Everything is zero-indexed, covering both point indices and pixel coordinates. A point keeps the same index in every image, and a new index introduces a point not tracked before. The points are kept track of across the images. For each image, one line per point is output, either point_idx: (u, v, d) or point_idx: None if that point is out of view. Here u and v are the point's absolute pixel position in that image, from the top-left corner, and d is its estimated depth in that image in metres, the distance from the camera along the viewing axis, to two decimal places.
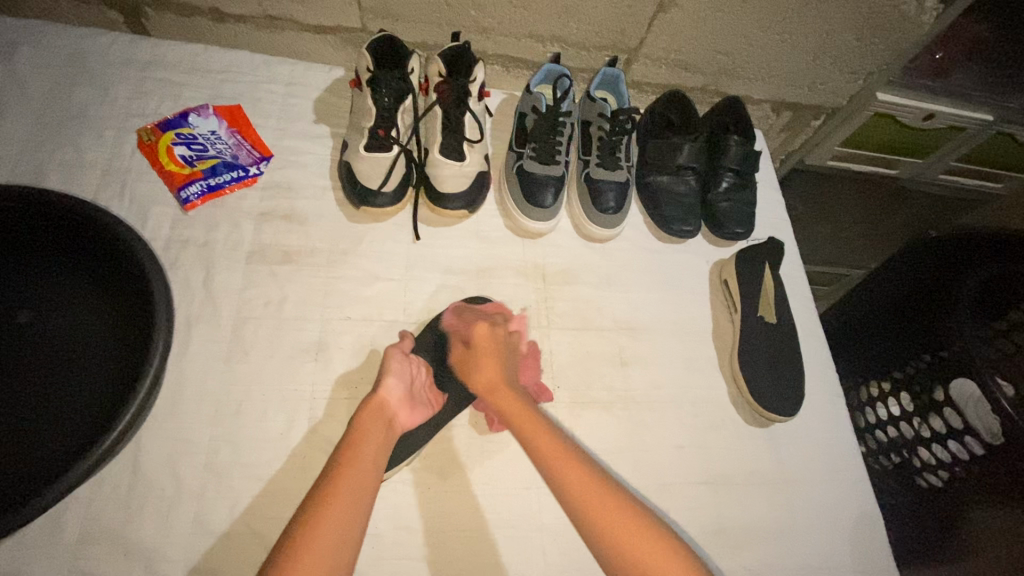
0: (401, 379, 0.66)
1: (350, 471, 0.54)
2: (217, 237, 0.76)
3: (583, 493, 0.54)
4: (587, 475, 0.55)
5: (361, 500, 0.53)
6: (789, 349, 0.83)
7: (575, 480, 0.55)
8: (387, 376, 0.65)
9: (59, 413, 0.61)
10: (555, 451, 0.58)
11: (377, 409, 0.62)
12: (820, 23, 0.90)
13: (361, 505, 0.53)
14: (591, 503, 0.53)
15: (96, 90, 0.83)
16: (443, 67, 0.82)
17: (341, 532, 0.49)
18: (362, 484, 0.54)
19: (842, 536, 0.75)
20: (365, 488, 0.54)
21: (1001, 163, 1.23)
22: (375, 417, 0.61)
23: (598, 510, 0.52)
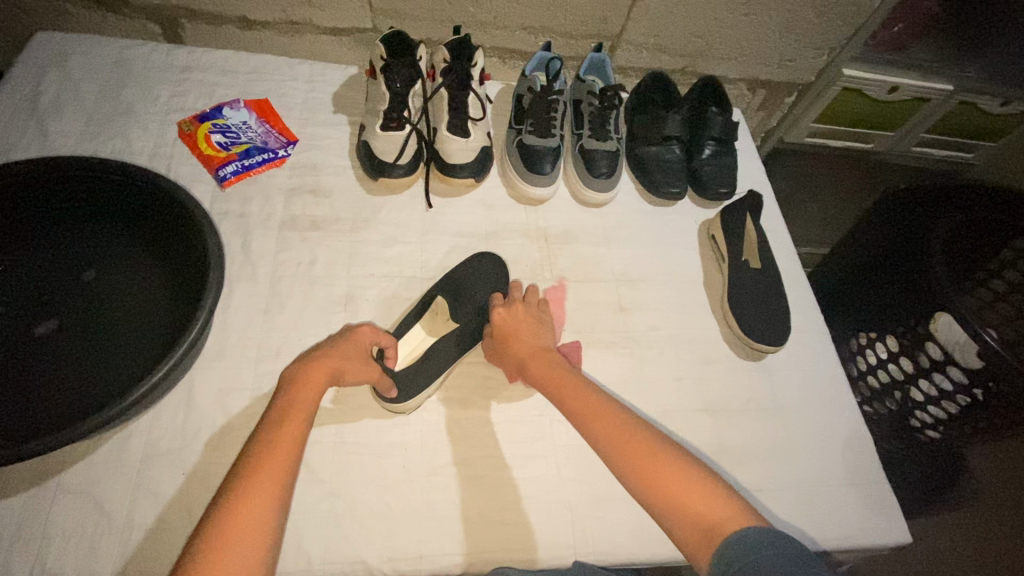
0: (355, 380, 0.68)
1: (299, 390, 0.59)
2: (252, 209, 0.85)
3: (621, 435, 0.58)
4: (621, 421, 0.60)
5: (296, 447, 0.54)
6: (774, 290, 0.90)
7: (607, 415, 0.61)
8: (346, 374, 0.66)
9: (119, 353, 0.68)
10: (581, 395, 0.64)
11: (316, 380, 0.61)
12: (780, 3, 1.00)
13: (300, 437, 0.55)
14: (617, 435, 0.59)
15: (140, 89, 0.94)
16: (447, 54, 0.92)
17: (279, 481, 0.50)
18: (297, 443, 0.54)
19: (836, 453, 0.81)
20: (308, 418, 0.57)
21: (969, 132, 1.31)
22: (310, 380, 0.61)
23: (618, 437, 0.58)
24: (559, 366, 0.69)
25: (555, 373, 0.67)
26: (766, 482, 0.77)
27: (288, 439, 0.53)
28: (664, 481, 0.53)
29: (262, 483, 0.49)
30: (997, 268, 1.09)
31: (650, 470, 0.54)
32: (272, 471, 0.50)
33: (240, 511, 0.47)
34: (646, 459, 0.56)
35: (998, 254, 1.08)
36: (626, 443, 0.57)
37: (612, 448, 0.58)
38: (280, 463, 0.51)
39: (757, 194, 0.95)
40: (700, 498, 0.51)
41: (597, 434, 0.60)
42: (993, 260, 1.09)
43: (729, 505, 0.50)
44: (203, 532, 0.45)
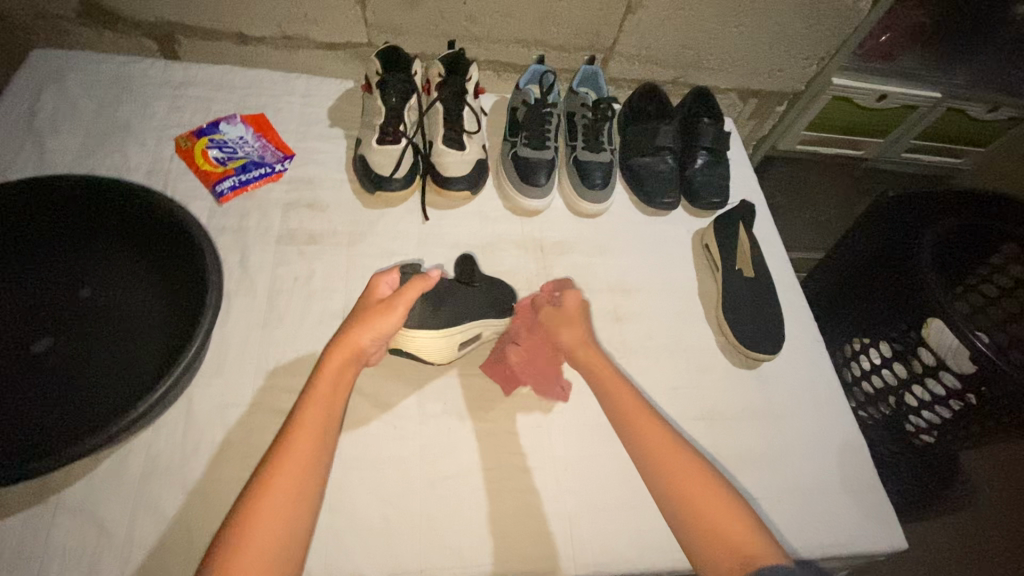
0: (381, 336, 0.67)
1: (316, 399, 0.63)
2: (249, 223, 0.86)
3: (669, 455, 0.63)
4: (669, 441, 0.64)
5: (308, 464, 0.58)
6: (768, 298, 0.92)
7: (659, 433, 0.65)
8: (365, 330, 0.66)
9: (117, 370, 0.68)
10: (636, 406, 0.68)
11: (337, 365, 0.65)
12: (769, 15, 1.02)
13: (313, 454, 0.59)
14: (664, 454, 0.63)
15: (137, 105, 0.95)
16: (442, 68, 0.93)
17: (294, 483, 0.56)
18: (316, 445, 0.59)
19: (831, 460, 0.82)
20: (325, 433, 0.61)
21: (957, 138, 1.33)
22: (335, 368, 0.65)
23: (665, 457, 0.63)
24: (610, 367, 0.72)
25: (613, 378, 0.71)
26: (764, 491, 0.78)
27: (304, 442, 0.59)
28: (704, 509, 0.58)
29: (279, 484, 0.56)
30: (988, 273, 1.11)
31: (694, 497, 0.59)
32: (290, 471, 0.57)
33: (259, 509, 0.54)
34: (675, 471, 0.62)
35: (990, 259, 1.10)
36: (673, 464, 0.62)
37: (657, 465, 0.63)
38: (287, 487, 0.56)
39: (749, 203, 0.97)
40: (734, 529, 0.56)
41: (644, 446, 0.65)
42: (984, 265, 1.11)
43: (759, 540, 0.55)
44: (221, 539, 0.52)
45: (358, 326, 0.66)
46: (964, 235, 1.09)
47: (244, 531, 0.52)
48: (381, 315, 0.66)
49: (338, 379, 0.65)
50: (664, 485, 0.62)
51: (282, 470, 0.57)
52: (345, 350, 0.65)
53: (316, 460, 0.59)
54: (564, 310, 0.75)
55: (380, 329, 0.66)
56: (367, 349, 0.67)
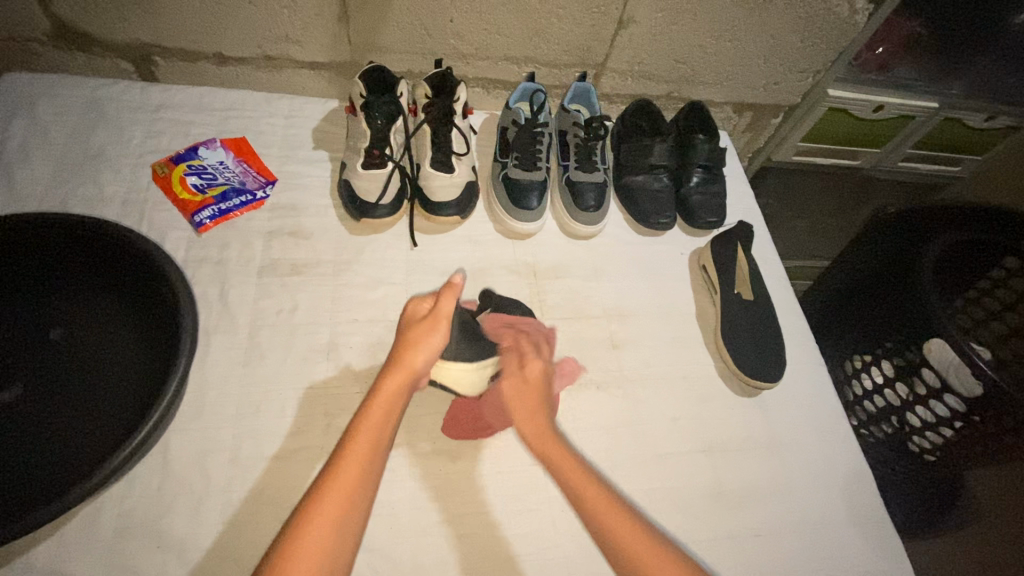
0: (433, 352, 0.67)
1: (356, 443, 0.57)
2: (230, 254, 0.83)
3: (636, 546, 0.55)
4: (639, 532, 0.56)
5: (345, 518, 0.52)
6: (768, 322, 0.89)
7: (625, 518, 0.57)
8: (416, 348, 0.66)
9: (90, 418, 0.66)
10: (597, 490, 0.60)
11: (391, 387, 0.63)
12: (764, 29, 0.99)
13: (350, 506, 0.53)
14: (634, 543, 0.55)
15: (112, 131, 0.91)
16: (429, 89, 0.90)
17: (340, 516, 0.52)
18: (366, 475, 0.56)
19: (836, 492, 0.79)
20: (365, 480, 0.56)
21: (955, 147, 1.31)
22: (388, 393, 0.63)
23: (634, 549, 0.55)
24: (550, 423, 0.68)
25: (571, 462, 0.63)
26: (767, 527, 0.75)
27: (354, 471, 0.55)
28: None
29: (325, 514, 0.52)
30: (989, 286, 1.08)
31: None
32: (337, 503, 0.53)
33: (307, 537, 0.50)
34: (608, 519, 0.57)
35: (990, 272, 1.06)
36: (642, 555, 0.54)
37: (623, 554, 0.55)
38: (317, 548, 0.50)
39: (747, 223, 0.95)
40: None
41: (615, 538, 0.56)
42: (984, 278, 1.08)
43: None
44: None
45: (409, 344, 0.66)
46: (967, 250, 1.05)
47: (284, 572, 0.48)
48: (430, 329, 0.68)
49: (384, 419, 0.60)
50: (599, 528, 0.57)
51: (329, 499, 0.53)
52: (401, 371, 0.65)
53: (364, 492, 0.55)
54: (529, 381, 0.71)
55: (430, 343, 0.67)
56: (421, 369, 0.66)
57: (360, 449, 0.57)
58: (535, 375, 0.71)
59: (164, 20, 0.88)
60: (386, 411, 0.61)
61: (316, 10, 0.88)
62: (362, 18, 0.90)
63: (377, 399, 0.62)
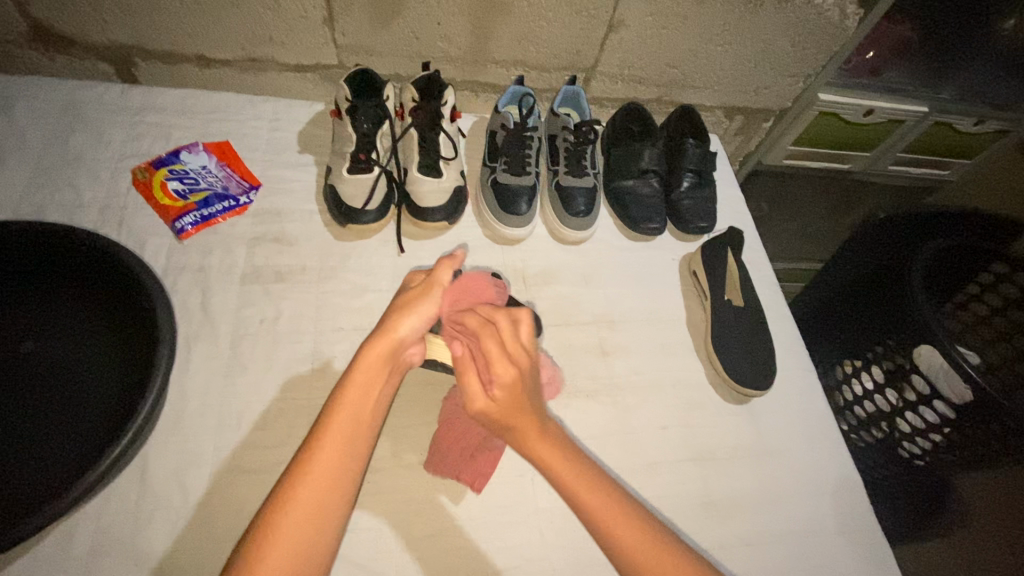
0: (422, 319, 0.66)
1: (343, 410, 0.57)
2: (212, 261, 0.81)
3: (615, 518, 0.56)
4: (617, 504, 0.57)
5: (331, 482, 0.52)
6: (757, 328, 0.89)
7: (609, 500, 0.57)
8: (404, 313, 0.65)
9: (65, 431, 0.64)
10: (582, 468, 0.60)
11: (378, 353, 0.62)
12: (755, 33, 0.99)
13: (336, 472, 0.53)
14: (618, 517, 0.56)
15: (92, 134, 0.89)
16: (417, 93, 0.89)
17: (323, 492, 0.51)
18: (350, 447, 0.55)
19: (827, 501, 0.79)
20: (350, 447, 0.55)
21: (945, 151, 1.30)
22: (374, 360, 0.61)
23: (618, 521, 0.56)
24: (534, 413, 0.61)
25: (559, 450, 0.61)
26: (757, 537, 0.75)
27: (337, 440, 0.55)
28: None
29: (307, 491, 0.51)
30: (978, 291, 1.06)
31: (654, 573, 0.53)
32: (321, 474, 0.52)
33: (292, 504, 0.50)
34: (597, 503, 0.57)
35: (979, 277, 1.05)
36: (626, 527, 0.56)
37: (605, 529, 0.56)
38: (302, 513, 0.50)
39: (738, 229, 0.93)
40: None
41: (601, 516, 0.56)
42: (974, 282, 1.06)
43: None
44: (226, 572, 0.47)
45: (398, 311, 0.65)
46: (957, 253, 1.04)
47: (268, 539, 0.48)
48: (421, 296, 0.66)
49: (369, 383, 0.60)
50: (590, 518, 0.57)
51: (313, 474, 0.52)
52: (386, 338, 0.63)
53: (347, 470, 0.54)
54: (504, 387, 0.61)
55: (421, 310, 0.66)
56: (408, 334, 0.65)
57: (345, 416, 0.56)
58: (509, 377, 0.61)
59: (144, 21, 0.86)
60: (372, 379, 0.60)
61: (300, 12, 0.86)
62: (347, 20, 0.88)
63: (363, 366, 0.60)
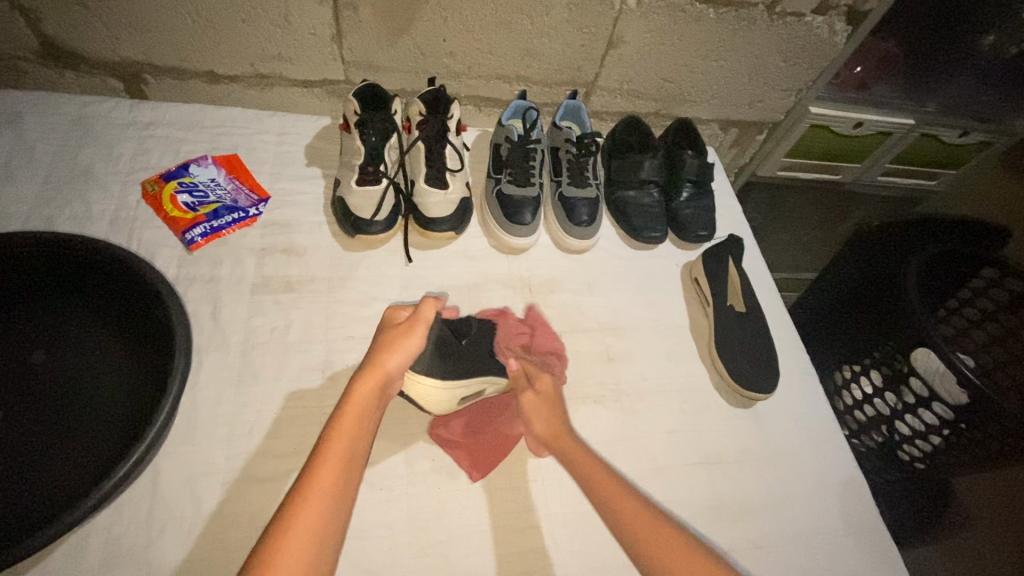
0: (409, 356, 0.66)
1: (341, 438, 0.57)
2: (222, 272, 0.82)
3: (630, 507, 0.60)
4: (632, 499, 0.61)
5: (330, 508, 0.52)
6: (760, 334, 0.91)
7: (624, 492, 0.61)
8: (391, 353, 0.65)
9: (77, 441, 0.64)
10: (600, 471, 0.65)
11: (368, 390, 0.62)
12: (747, 49, 1.02)
13: (335, 498, 0.53)
14: (631, 510, 0.59)
15: (102, 148, 0.90)
16: (423, 106, 0.90)
17: (323, 519, 0.51)
18: (344, 483, 0.54)
19: (834, 501, 0.80)
20: (347, 475, 0.55)
21: (932, 162, 1.35)
22: (361, 397, 0.61)
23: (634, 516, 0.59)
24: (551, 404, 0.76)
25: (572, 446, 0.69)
26: (767, 539, 0.75)
27: (331, 475, 0.54)
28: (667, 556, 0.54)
29: (307, 516, 0.51)
30: (968, 297, 1.09)
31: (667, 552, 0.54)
32: (314, 510, 0.51)
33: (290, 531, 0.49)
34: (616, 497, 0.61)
35: (970, 283, 1.08)
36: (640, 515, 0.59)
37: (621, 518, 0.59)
38: (303, 540, 0.49)
39: (738, 237, 0.96)
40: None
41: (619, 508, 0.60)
42: (964, 289, 1.09)
43: None
44: None
45: (387, 351, 0.65)
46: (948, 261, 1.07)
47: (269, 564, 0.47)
48: (407, 333, 0.66)
49: (361, 417, 0.60)
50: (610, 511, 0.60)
51: (313, 500, 0.52)
52: (375, 373, 0.63)
53: (343, 498, 0.54)
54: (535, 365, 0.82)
55: (406, 348, 0.66)
56: (394, 371, 0.65)
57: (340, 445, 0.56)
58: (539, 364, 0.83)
59: (155, 38, 0.88)
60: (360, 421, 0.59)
61: (309, 29, 0.88)
62: (354, 37, 0.90)
63: (354, 399, 0.61)
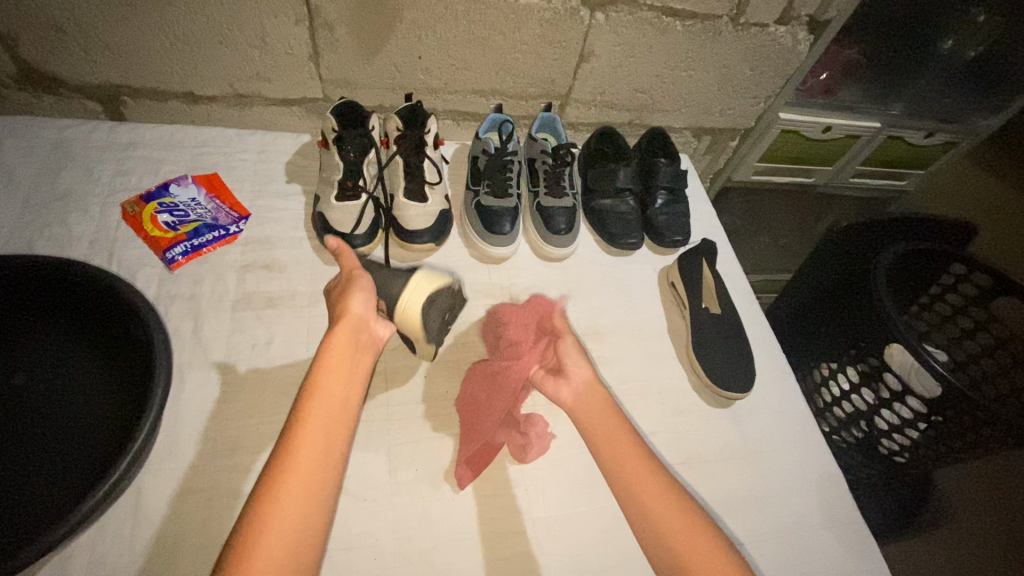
0: (367, 298, 0.71)
1: (317, 396, 0.60)
2: (203, 290, 0.82)
3: (662, 506, 0.62)
4: (666, 495, 0.63)
5: (315, 463, 0.55)
6: (735, 335, 0.93)
7: (657, 487, 0.63)
8: (350, 296, 0.70)
9: (60, 461, 0.65)
10: (637, 459, 0.66)
11: (340, 337, 0.66)
12: (714, 59, 1.05)
13: (317, 455, 0.56)
14: (660, 505, 0.62)
15: (82, 171, 0.91)
16: (400, 122, 0.92)
17: (309, 479, 0.54)
18: (328, 442, 0.57)
19: (812, 496, 0.82)
20: (329, 429, 0.58)
21: (901, 162, 1.39)
22: (333, 348, 0.65)
23: (671, 524, 0.60)
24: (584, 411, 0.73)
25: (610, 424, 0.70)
26: (747, 537, 0.77)
27: (320, 412, 0.59)
28: (692, 559, 0.57)
29: (293, 480, 0.53)
30: (939, 292, 1.12)
31: (694, 554, 0.58)
32: (305, 454, 0.55)
33: (278, 496, 0.52)
34: (649, 493, 0.63)
35: (939, 278, 1.11)
36: (667, 515, 0.61)
37: (651, 516, 0.61)
38: (290, 503, 0.52)
39: (711, 242, 0.99)
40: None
41: (648, 506, 0.62)
42: (936, 284, 1.12)
43: None
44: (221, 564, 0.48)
45: (344, 297, 0.70)
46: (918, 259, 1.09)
47: (259, 528, 0.50)
48: (354, 282, 0.72)
49: (336, 359, 0.64)
50: (642, 503, 0.62)
51: (297, 461, 0.55)
52: (343, 324, 0.68)
53: (330, 455, 0.57)
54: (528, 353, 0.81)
55: (358, 292, 0.71)
56: (359, 313, 0.70)
57: (318, 402, 0.59)
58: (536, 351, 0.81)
59: (133, 61, 0.89)
60: (345, 359, 0.64)
61: (286, 49, 0.90)
62: (331, 56, 0.92)
63: (328, 352, 0.64)
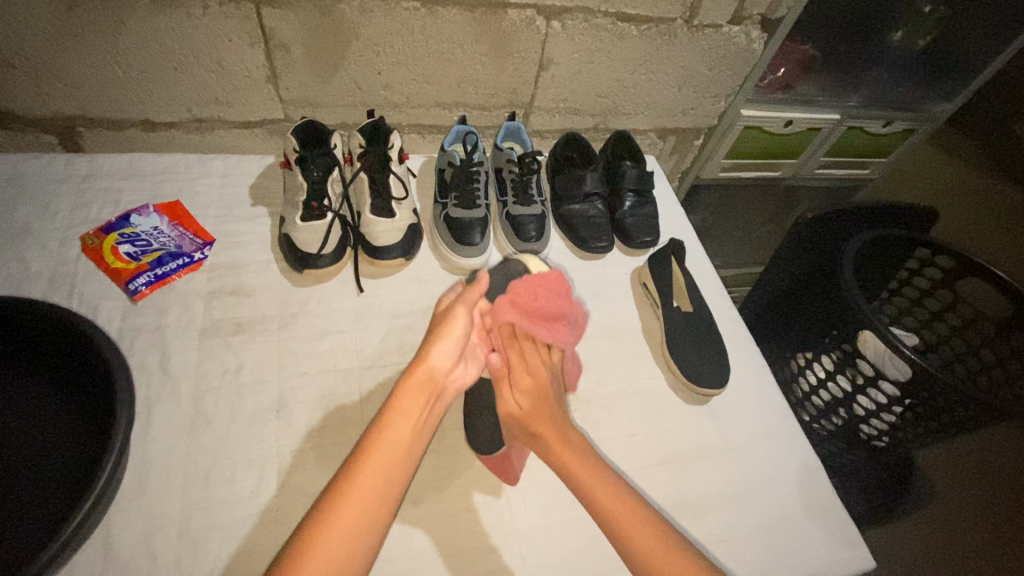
0: (453, 345, 0.69)
1: (382, 437, 0.59)
2: (169, 319, 0.81)
3: (609, 498, 0.61)
4: (612, 486, 0.63)
5: (368, 507, 0.54)
6: (707, 333, 0.94)
7: (605, 479, 0.63)
8: (435, 342, 0.68)
9: (25, 506, 0.63)
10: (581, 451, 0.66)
11: (418, 378, 0.65)
12: (672, 61, 1.07)
13: (373, 501, 0.55)
14: (609, 498, 0.61)
15: (38, 206, 0.89)
16: (362, 139, 0.93)
17: (360, 521, 0.53)
18: (386, 485, 0.56)
19: (792, 486, 0.83)
20: (390, 474, 0.57)
21: (861, 152, 1.42)
22: (409, 392, 0.64)
23: (618, 516, 0.60)
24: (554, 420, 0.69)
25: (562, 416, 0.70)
26: (731, 533, 0.77)
27: (382, 456, 0.58)
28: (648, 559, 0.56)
29: (342, 522, 0.52)
30: (906, 277, 1.14)
31: (653, 556, 0.56)
32: (358, 496, 0.54)
33: (321, 540, 0.51)
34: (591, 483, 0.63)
35: (906, 264, 1.13)
36: (618, 508, 0.60)
37: (601, 509, 0.61)
38: (333, 547, 0.51)
39: (678, 240, 0.98)
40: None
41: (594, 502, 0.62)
42: (903, 269, 1.14)
43: None
44: None
45: (429, 341, 0.68)
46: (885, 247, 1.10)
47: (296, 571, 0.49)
48: (448, 322, 0.70)
49: (411, 405, 0.63)
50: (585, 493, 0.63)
51: (350, 504, 0.54)
52: (422, 366, 0.66)
53: (385, 501, 0.56)
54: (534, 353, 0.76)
55: (447, 337, 0.69)
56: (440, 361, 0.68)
57: (382, 447, 0.58)
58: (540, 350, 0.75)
59: (86, 91, 0.87)
60: (419, 402, 0.63)
61: (243, 71, 0.89)
62: (288, 76, 0.92)
63: (403, 393, 0.64)
